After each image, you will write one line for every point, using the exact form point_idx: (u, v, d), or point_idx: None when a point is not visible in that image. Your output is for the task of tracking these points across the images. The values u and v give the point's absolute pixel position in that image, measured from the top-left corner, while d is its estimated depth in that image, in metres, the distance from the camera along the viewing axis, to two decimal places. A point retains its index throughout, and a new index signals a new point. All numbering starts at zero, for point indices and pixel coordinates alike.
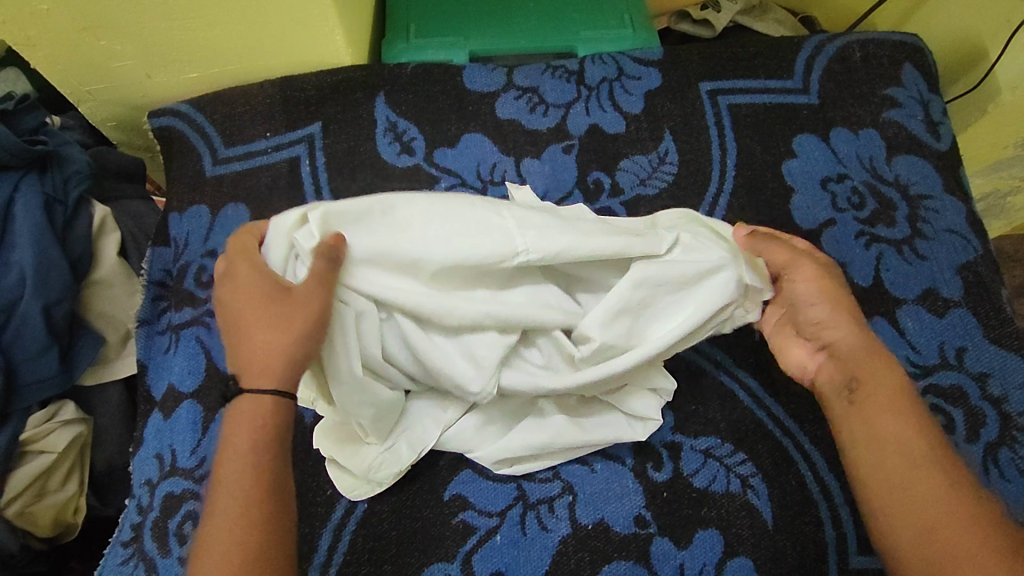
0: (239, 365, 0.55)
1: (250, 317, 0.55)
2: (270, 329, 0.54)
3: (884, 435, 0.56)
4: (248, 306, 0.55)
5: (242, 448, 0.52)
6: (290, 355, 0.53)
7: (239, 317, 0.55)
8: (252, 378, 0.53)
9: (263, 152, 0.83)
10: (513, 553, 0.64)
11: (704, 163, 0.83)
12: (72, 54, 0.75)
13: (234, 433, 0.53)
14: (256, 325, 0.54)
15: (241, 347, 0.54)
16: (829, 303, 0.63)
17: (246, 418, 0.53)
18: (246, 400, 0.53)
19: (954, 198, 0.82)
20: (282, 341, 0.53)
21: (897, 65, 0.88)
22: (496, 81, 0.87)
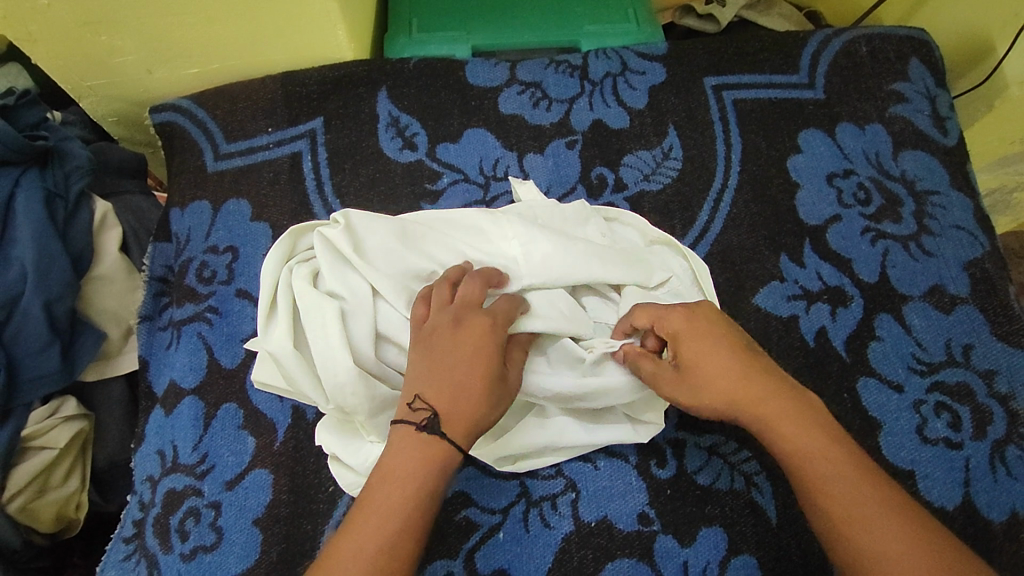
0: (441, 392, 0.54)
1: (468, 365, 0.55)
2: (481, 396, 0.55)
3: (826, 466, 0.52)
4: (492, 350, 0.56)
5: (409, 472, 0.51)
6: (485, 426, 0.55)
7: (454, 354, 0.55)
8: (452, 422, 0.53)
9: (265, 148, 0.83)
10: (516, 550, 0.64)
11: (709, 158, 0.83)
12: (72, 48, 0.75)
13: (403, 454, 0.52)
14: (472, 375, 0.55)
15: (448, 387, 0.54)
16: (703, 341, 0.58)
17: (424, 454, 0.52)
18: (438, 443, 0.52)
19: (961, 194, 0.81)
20: (484, 409, 0.55)
21: (904, 60, 0.88)
22: (499, 76, 0.87)
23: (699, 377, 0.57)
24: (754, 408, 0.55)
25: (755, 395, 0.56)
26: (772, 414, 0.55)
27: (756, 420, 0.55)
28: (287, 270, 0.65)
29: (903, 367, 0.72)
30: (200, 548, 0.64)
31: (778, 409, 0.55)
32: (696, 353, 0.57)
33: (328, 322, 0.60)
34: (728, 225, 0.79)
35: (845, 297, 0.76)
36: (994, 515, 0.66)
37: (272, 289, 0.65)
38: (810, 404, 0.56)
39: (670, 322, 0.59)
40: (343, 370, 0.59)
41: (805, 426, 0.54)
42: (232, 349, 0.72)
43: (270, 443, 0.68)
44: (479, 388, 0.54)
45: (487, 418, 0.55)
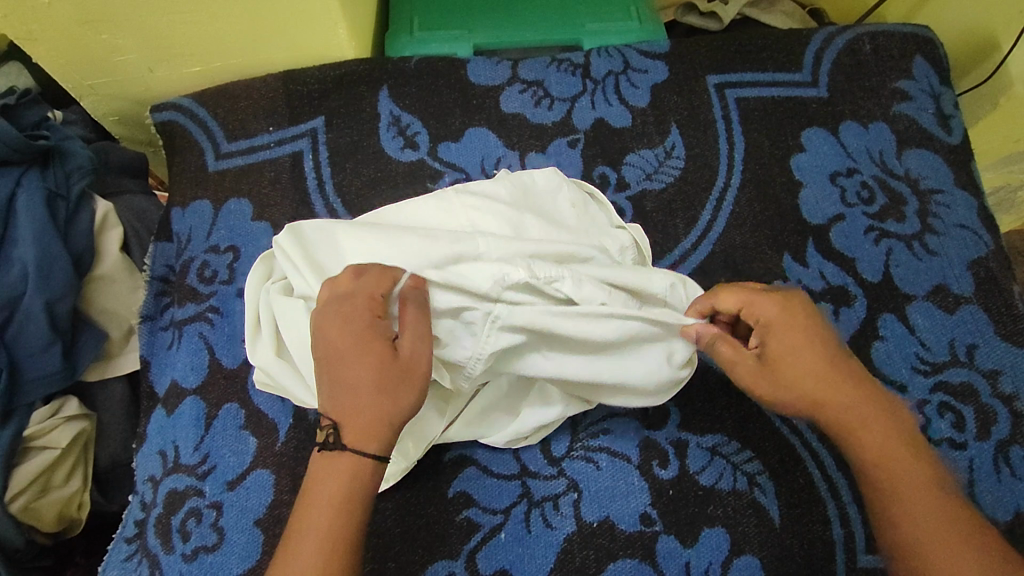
0: (335, 411, 0.53)
1: (349, 361, 0.53)
2: (374, 388, 0.53)
3: (907, 480, 0.52)
4: (367, 341, 0.54)
5: (327, 488, 0.52)
6: (386, 416, 0.53)
7: (334, 354, 0.54)
8: (349, 428, 0.52)
9: (266, 147, 0.83)
10: (518, 551, 0.64)
11: (712, 157, 0.82)
12: (74, 47, 0.75)
13: (319, 472, 0.53)
14: (354, 372, 0.53)
15: (336, 390, 0.53)
16: (801, 339, 0.57)
17: (337, 470, 0.52)
18: (340, 455, 0.52)
19: (965, 193, 0.81)
20: (377, 402, 0.53)
21: (908, 57, 0.87)
22: (501, 74, 0.86)
23: (788, 373, 0.57)
24: (834, 409, 0.55)
25: (841, 397, 0.56)
26: (854, 418, 0.55)
27: (839, 421, 0.55)
28: (261, 289, 0.65)
29: (907, 367, 0.72)
30: (202, 548, 0.64)
31: (860, 414, 0.55)
32: (789, 348, 0.57)
33: (304, 323, 0.60)
34: (731, 224, 0.79)
35: (849, 296, 0.75)
36: (998, 516, 0.66)
37: (255, 312, 0.64)
38: (898, 412, 0.56)
39: (760, 309, 0.59)
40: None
41: (888, 435, 0.54)
42: (234, 349, 0.72)
43: (271, 443, 0.68)
44: (371, 382, 0.53)
45: (389, 409, 0.53)
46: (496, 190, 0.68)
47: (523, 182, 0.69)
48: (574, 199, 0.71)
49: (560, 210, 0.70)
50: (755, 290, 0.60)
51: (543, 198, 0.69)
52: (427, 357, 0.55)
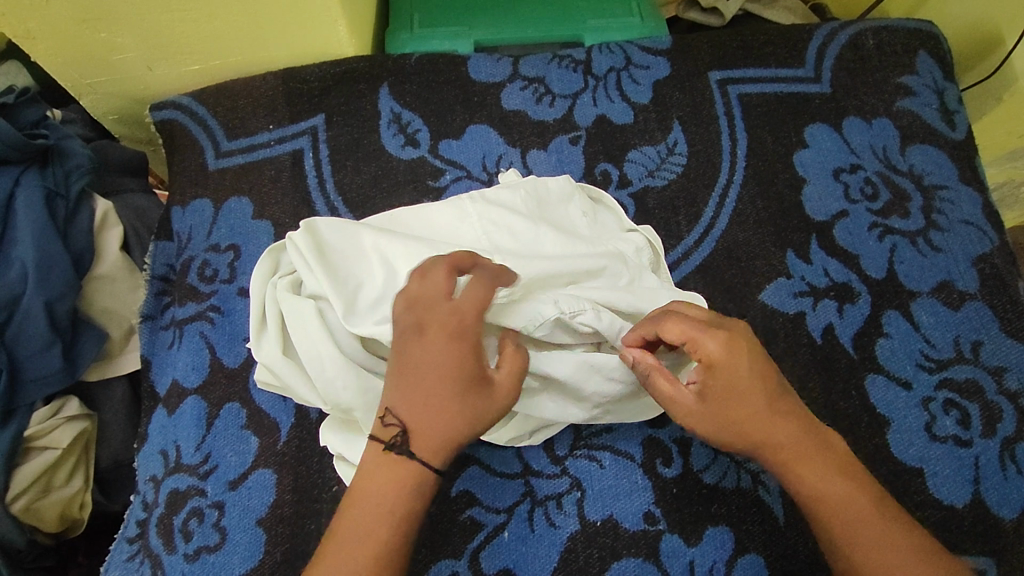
0: (408, 419, 0.53)
1: (444, 378, 0.53)
2: (460, 409, 0.53)
3: (854, 508, 0.54)
4: (466, 361, 0.54)
5: (383, 492, 0.52)
6: (460, 438, 0.54)
7: (424, 367, 0.53)
8: (420, 439, 0.53)
9: (266, 145, 0.82)
10: (521, 550, 0.64)
11: (714, 153, 0.82)
12: (72, 45, 0.74)
13: (376, 473, 0.53)
14: (444, 389, 0.53)
15: (421, 403, 0.53)
16: (747, 376, 0.55)
17: (399, 477, 0.52)
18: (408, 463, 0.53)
19: (970, 188, 0.80)
20: (457, 424, 0.53)
21: (911, 52, 0.86)
22: (502, 71, 0.86)
23: (731, 414, 0.55)
24: (773, 448, 0.55)
25: (782, 437, 0.55)
26: (793, 458, 0.55)
27: (778, 461, 0.55)
28: (268, 282, 0.65)
29: (912, 364, 0.72)
30: (204, 548, 0.63)
31: (797, 448, 0.55)
32: (733, 388, 0.55)
33: (308, 320, 0.60)
34: (733, 221, 0.79)
35: (853, 293, 0.75)
36: (1004, 513, 0.66)
37: (260, 305, 0.64)
38: (828, 441, 0.56)
39: (704, 348, 0.55)
40: (328, 360, 0.58)
41: (824, 467, 0.55)
42: (235, 348, 0.72)
43: (273, 443, 0.67)
44: (457, 401, 0.53)
45: (465, 431, 0.54)
46: (511, 194, 0.68)
47: (537, 187, 0.69)
48: (576, 200, 0.71)
49: (563, 212, 0.70)
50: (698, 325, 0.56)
51: (556, 206, 0.69)
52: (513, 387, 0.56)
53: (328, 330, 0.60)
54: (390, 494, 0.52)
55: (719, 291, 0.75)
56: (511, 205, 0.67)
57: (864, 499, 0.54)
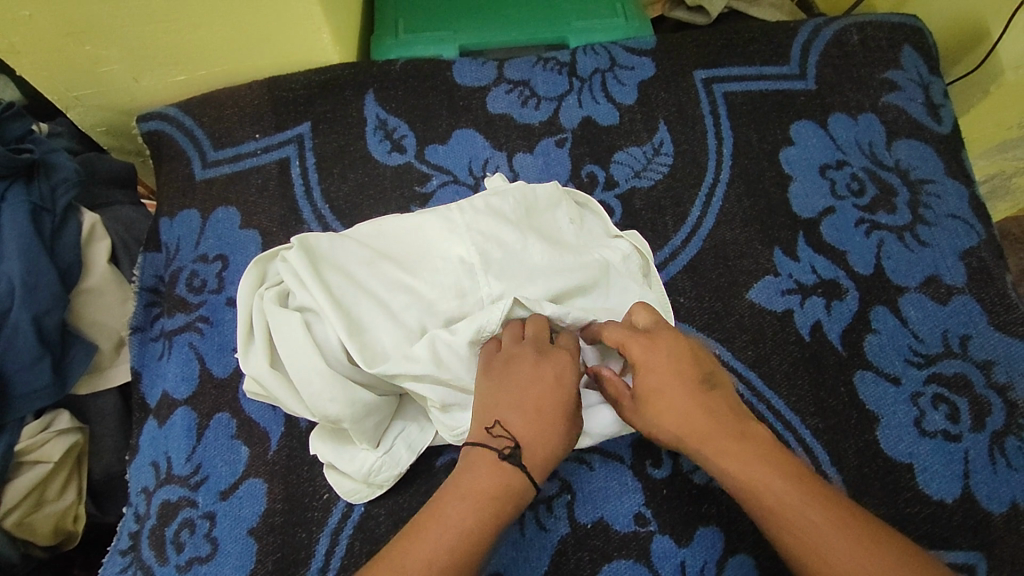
0: (520, 432, 0.56)
1: (554, 406, 0.57)
2: (564, 435, 0.57)
3: (781, 497, 0.52)
4: (567, 393, 0.58)
5: (482, 492, 0.53)
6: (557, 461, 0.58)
7: (531, 390, 0.57)
8: (531, 454, 0.55)
9: (252, 154, 0.82)
10: (513, 554, 0.64)
11: (700, 153, 0.82)
12: (59, 58, 0.74)
13: (483, 473, 0.54)
14: (553, 413, 0.57)
15: (531, 423, 0.56)
16: (666, 375, 0.57)
17: (500, 479, 0.54)
18: (517, 470, 0.55)
19: (956, 182, 0.80)
20: (559, 452, 0.57)
21: (896, 47, 0.86)
22: (487, 75, 0.86)
23: (651, 413, 0.57)
24: (693, 439, 0.56)
25: (705, 433, 0.55)
26: (716, 453, 0.55)
27: (701, 454, 0.56)
28: (256, 294, 0.64)
29: (900, 359, 0.72)
30: (196, 559, 0.64)
31: (719, 443, 0.55)
32: (652, 388, 0.57)
33: (294, 333, 0.60)
34: (720, 220, 0.79)
35: (841, 290, 0.75)
36: (994, 507, 0.66)
37: (247, 318, 0.64)
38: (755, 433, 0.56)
39: (629, 352, 0.58)
40: (316, 375, 0.58)
41: (751, 459, 0.54)
42: (224, 358, 0.72)
43: (264, 453, 0.68)
44: (564, 424, 0.57)
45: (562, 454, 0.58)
46: (501, 201, 0.68)
47: (525, 193, 0.69)
48: (565, 208, 0.71)
49: (552, 220, 0.70)
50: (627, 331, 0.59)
51: (543, 213, 0.69)
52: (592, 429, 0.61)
53: (315, 343, 0.60)
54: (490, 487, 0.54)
55: (707, 290, 0.75)
56: (499, 211, 0.67)
57: (788, 487, 0.52)
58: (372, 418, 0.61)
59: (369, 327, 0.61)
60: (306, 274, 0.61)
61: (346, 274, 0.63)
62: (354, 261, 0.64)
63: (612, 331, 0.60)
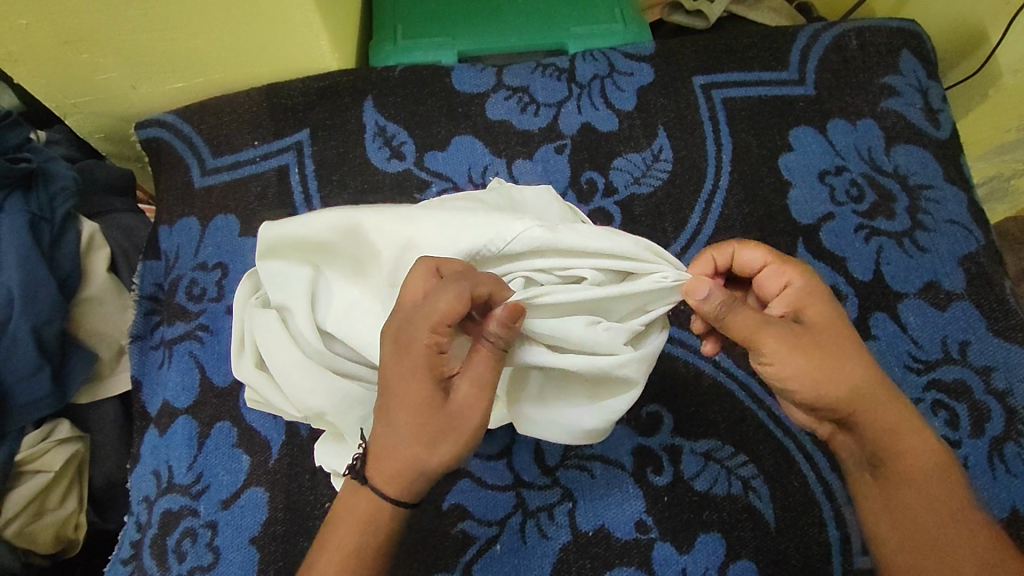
0: (370, 440, 0.52)
1: (398, 396, 0.50)
2: (415, 438, 0.50)
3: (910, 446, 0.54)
4: (417, 382, 0.50)
5: (348, 521, 0.53)
6: (417, 466, 0.51)
7: (389, 385, 0.51)
8: (374, 464, 0.52)
9: (252, 161, 0.82)
10: (514, 562, 0.64)
11: (699, 159, 0.82)
12: (57, 66, 0.74)
13: (344, 503, 0.53)
14: (403, 412, 0.50)
15: (380, 429, 0.51)
16: (826, 314, 0.56)
17: (354, 515, 0.52)
18: (365, 493, 0.52)
19: (955, 187, 0.80)
20: (409, 449, 0.50)
21: (894, 52, 0.87)
22: (486, 81, 0.86)
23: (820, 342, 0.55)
24: (852, 376, 0.54)
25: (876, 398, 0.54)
26: (872, 410, 0.54)
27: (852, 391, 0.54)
28: (244, 301, 0.64)
29: (900, 365, 0.72)
30: (198, 568, 0.64)
31: (878, 404, 0.54)
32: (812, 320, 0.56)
33: (272, 329, 0.60)
34: (720, 226, 0.79)
35: (840, 296, 0.75)
36: (993, 513, 0.66)
37: (238, 326, 0.64)
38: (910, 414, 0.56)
39: (785, 278, 0.57)
40: (295, 368, 0.58)
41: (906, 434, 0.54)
42: (224, 367, 0.72)
43: (265, 461, 0.68)
44: (410, 426, 0.50)
45: (419, 459, 0.50)
46: (480, 192, 0.65)
47: (507, 186, 0.67)
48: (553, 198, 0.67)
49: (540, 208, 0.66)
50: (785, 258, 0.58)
51: (529, 204, 0.65)
52: (477, 412, 0.50)
53: (293, 337, 0.59)
54: (359, 517, 0.52)
55: None
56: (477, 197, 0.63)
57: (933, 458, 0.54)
58: (357, 410, 0.59)
59: (337, 317, 0.60)
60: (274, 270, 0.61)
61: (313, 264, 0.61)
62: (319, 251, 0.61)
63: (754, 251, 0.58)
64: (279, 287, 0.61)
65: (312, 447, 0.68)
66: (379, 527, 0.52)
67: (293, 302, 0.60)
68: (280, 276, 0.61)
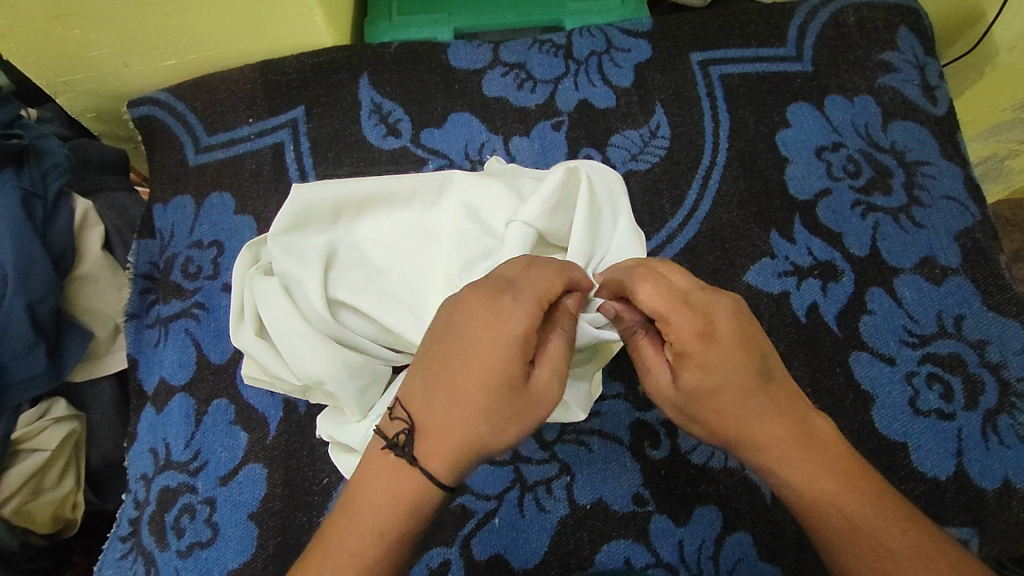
0: (426, 417, 0.49)
1: (481, 367, 0.49)
2: (490, 417, 0.49)
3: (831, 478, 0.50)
4: (506, 358, 0.49)
5: (358, 514, 0.48)
6: (479, 446, 0.49)
7: (465, 356, 0.49)
8: (430, 440, 0.49)
9: (246, 139, 0.81)
10: (512, 535, 0.65)
11: (697, 135, 0.82)
12: (48, 43, 0.73)
13: (372, 485, 0.49)
14: (477, 383, 0.49)
15: (438, 403, 0.49)
16: (730, 358, 0.50)
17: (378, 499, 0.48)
18: (410, 471, 0.48)
19: (952, 164, 0.81)
20: (484, 425, 0.48)
21: (892, 29, 0.86)
22: (483, 57, 0.85)
23: (709, 392, 0.51)
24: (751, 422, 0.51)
25: (764, 434, 0.51)
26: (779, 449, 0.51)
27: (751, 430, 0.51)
28: (245, 276, 0.64)
29: (895, 340, 0.72)
30: (197, 543, 0.64)
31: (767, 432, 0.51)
32: (714, 373, 0.50)
33: (274, 299, 0.60)
34: (717, 202, 0.79)
35: (836, 271, 0.75)
36: (986, 484, 0.67)
37: (239, 298, 0.63)
38: (821, 431, 0.52)
39: (675, 328, 0.50)
40: (297, 337, 0.59)
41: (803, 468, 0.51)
42: (221, 345, 0.72)
43: (262, 438, 0.68)
44: (482, 402, 0.48)
45: (484, 438, 0.49)
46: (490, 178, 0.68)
47: (515, 174, 0.69)
48: None
49: None
50: (678, 297, 0.51)
51: None
52: (555, 395, 0.51)
53: (296, 306, 0.60)
54: (375, 506, 0.48)
55: (704, 273, 0.76)
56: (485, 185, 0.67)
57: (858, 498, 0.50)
58: (358, 381, 0.59)
59: (349, 283, 0.61)
60: (282, 241, 0.61)
61: (325, 234, 0.62)
62: (327, 222, 0.62)
63: (647, 293, 0.51)
64: (287, 255, 0.61)
65: (310, 424, 0.68)
66: (416, 510, 0.48)
67: (300, 271, 0.60)
68: (295, 246, 0.61)
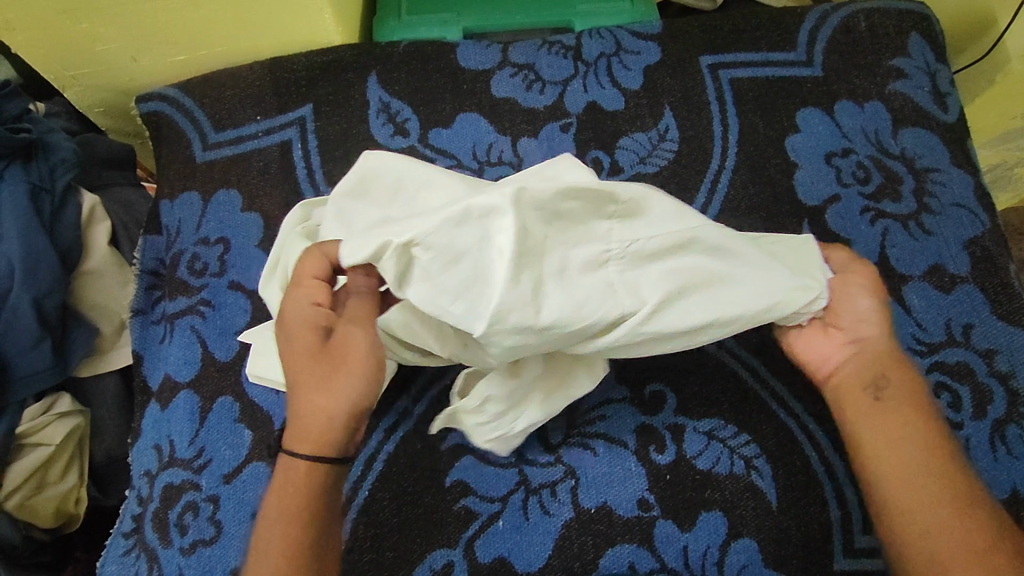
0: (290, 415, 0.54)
1: (294, 356, 0.54)
2: (315, 388, 0.52)
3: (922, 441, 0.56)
4: (301, 340, 0.54)
5: (268, 526, 0.52)
6: (328, 416, 0.52)
7: (288, 353, 0.55)
8: (298, 432, 0.53)
9: (254, 137, 0.81)
10: (516, 538, 0.64)
11: (706, 138, 0.81)
12: (58, 38, 0.73)
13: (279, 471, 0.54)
14: (299, 368, 0.53)
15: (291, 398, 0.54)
16: None
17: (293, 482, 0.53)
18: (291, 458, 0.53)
19: (962, 171, 0.80)
20: (316, 397, 0.52)
21: (903, 35, 0.86)
22: (492, 58, 0.85)
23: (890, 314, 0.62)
24: (887, 378, 0.58)
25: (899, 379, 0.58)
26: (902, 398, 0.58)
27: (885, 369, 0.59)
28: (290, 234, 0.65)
29: (903, 347, 0.72)
30: (200, 541, 0.64)
31: (903, 391, 0.58)
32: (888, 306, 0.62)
33: None
34: (725, 207, 0.78)
35: None
36: (994, 493, 0.67)
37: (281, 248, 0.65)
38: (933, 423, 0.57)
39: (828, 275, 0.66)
40: None
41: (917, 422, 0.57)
42: (227, 342, 0.72)
43: (267, 436, 0.67)
44: (304, 379, 0.53)
45: (324, 407, 0.52)
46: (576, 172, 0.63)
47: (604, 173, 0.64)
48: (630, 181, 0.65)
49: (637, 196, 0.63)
50: None
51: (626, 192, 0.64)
52: (357, 348, 0.53)
53: None
54: (279, 509, 0.52)
55: None
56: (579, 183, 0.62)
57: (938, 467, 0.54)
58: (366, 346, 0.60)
59: None
60: (341, 203, 0.60)
61: (381, 209, 0.60)
62: (388, 196, 0.60)
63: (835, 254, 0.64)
64: (338, 218, 0.60)
65: None
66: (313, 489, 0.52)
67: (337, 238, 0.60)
68: (348, 214, 0.60)
